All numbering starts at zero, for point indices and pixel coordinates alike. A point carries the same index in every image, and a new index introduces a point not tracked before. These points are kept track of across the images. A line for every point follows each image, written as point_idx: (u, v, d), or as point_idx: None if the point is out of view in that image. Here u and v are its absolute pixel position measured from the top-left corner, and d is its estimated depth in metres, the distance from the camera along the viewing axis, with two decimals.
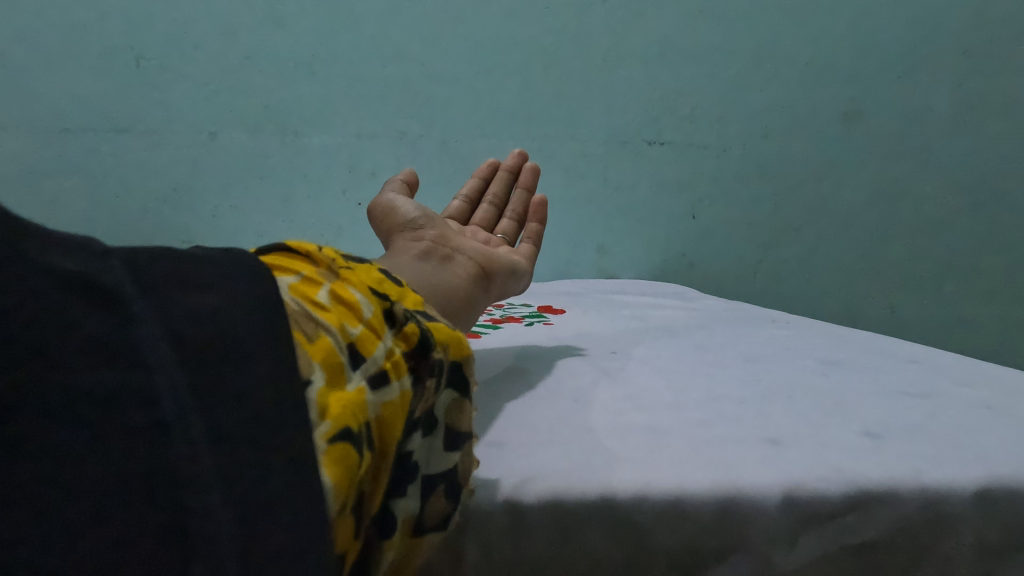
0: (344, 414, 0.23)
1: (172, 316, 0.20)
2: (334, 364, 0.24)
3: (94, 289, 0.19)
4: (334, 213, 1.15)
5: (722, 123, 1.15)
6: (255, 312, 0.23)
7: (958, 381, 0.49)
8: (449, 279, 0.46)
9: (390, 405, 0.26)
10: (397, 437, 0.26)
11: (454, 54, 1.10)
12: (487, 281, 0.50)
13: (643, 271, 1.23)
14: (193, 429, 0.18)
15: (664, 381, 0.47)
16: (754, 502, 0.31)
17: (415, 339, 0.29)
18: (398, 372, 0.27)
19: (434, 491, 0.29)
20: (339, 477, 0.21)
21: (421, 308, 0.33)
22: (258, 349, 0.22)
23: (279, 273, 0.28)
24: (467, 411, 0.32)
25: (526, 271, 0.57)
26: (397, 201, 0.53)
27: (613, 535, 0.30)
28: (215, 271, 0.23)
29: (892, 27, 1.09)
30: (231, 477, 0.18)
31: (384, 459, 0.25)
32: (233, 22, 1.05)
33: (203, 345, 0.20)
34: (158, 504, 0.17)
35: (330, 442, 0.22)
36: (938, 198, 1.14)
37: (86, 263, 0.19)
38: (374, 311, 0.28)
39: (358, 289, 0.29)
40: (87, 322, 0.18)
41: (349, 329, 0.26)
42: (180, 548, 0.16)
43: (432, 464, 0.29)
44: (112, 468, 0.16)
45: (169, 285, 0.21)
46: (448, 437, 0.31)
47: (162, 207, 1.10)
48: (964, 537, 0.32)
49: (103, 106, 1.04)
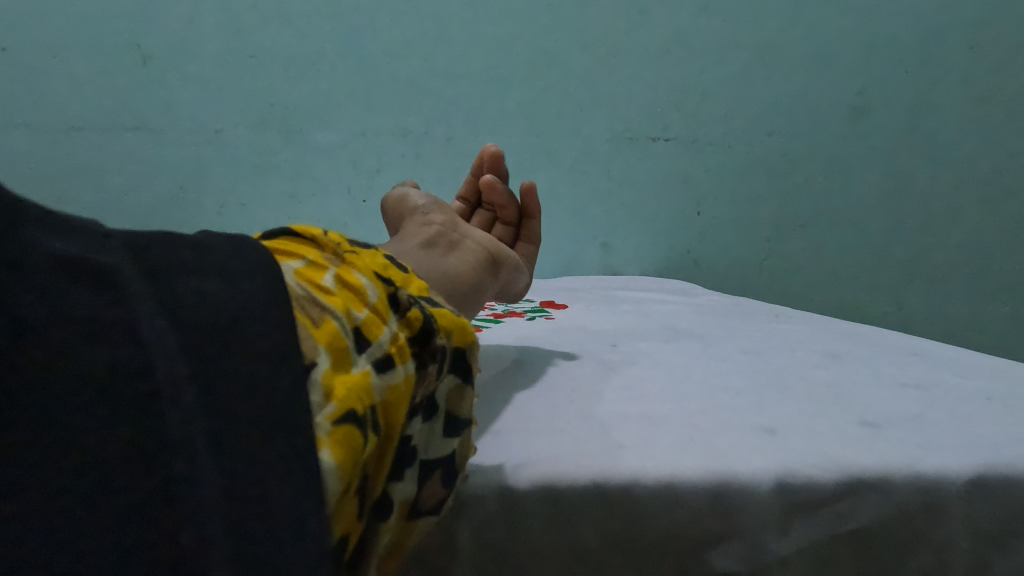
0: (350, 396, 0.23)
1: (169, 297, 0.20)
2: (339, 348, 0.25)
3: (92, 272, 0.19)
4: (339, 211, 1.16)
5: (728, 120, 1.14)
6: (256, 291, 0.23)
7: (959, 372, 0.49)
8: (458, 263, 0.46)
9: (396, 389, 0.26)
10: (402, 421, 0.26)
11: (459, 52, 1.10)
12: (494, 268, 0.50)
13: (646, 268, 1.22)
14: (186, 400, 0.18)
15: (664, 372, 0.47)
16: (747, 488, 0.31)
17: (418, 324, 0.29)
18: (403, 357, 0.27)
19: (432, 475, 0.29)
20: (342, 458, 0.21)
21: (426, 293, 0.33)
22: (256, 330, 0.22)
23: (283, 258, 0.28)
24: (468, 398, 0.32)
25: (526, 268, 0.57)
26: (410, 193, 0.54)
27: (606, 520, 0.31)
28: (218, 253, 0.23)
29: (899, 23, 1.09)
30: (220, 451, 0.18)
31: (387, 442, 0.26)
32: (238, 20, 1.05)
33: (198, 327, 0.20)
34: (145, 476, 0.17)
35: (334, 424, 0.22)
36: (946, 192, 1.13)
37: (89, 248, 0.20)
38: (379, 297, 0.29)
39: (363, 274, 0.29)
40: (79, 305, 0.18)
41: (354, 313, 0.27)
42: (165, 518, 0.17)
43: (431, 450, 0.30)
44: (98, 440, 0.17)
45: (170, 267, 0.21)
46: (448, 422, 0.31)
47: (169, 205, 1.11)
48: (957, 525, 0.32)
49: (111, 104, 1.06)
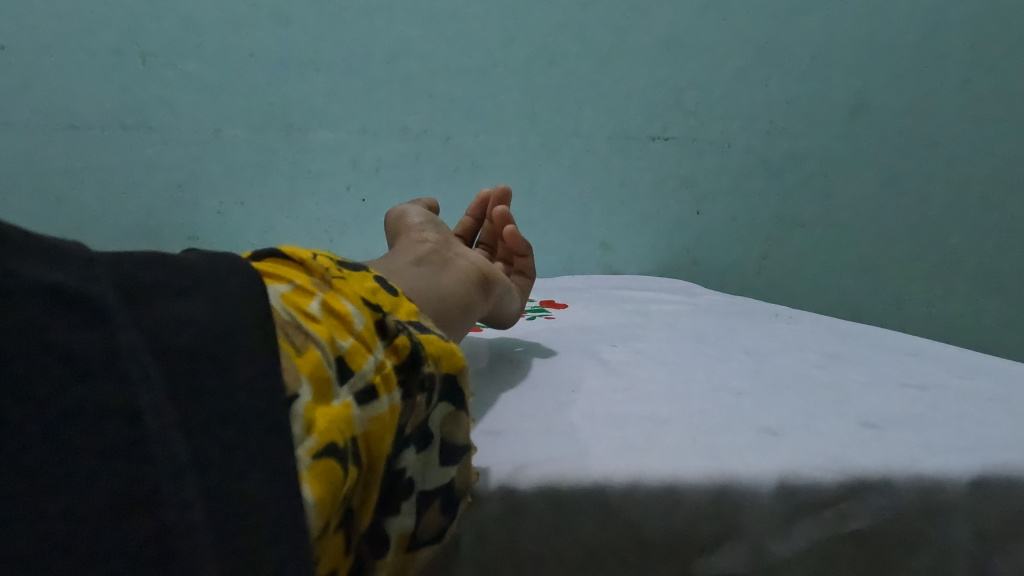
0: (330, 429, 0.23)
1: (154, 327, 0.20)
2: (321, 378, 0.25)
3: (81, 304, 0.19)
4: (338, 211, 1.15)
5: (728, 119, 1.14)
6: (242, 321, 0.23)
7: (958, 372, 0.49)
8: (450, 280, 0.46)
9: (379, 419, 0.26)
10: (386, 451, 0.26)
11: (458, 50, 1.10)
12: (486, 288, 0.50)
13: (645, 267, 1.22)
14: (172, 435, 0.19)
15: (663, 372, 0.47)
16: (748, 490, 0.31)
17: (405, 351, 0.29)
18: (388, 386, 0.27)
19: (430, 506, 0.29)
20: (321, 492, 0.22)
21: (415, 317, 0.33)
22: (240, 359, 0.22)
23: (272, 281, 0.28)
24: (464, 424, 0.32)
25: (518, 294, 0.58)
26: (408, 212, 0.55)
27: (606, 522, 0.31)
28: (201, 280, 0.23)
29: (899, 22, 1.09)
30: (208, 483, 0.19)
31: (371, 474, 0.26)
32: (237, 18, 1.05)
33: (181, 357, 0.20)
34: (137, 511, 0.17)
35: (314, 457, 0.22)
36: (945, 190, 1.13)
37: (72, 274, 0.19)
38: (365, 324, 0.29)
39: (350, 300, 0.29)
40: (73, 341, 0.18)
41: (339, 342, 0.27)
42: (158, 553, 0.17)
43: (428, 480, 0.29)
44: (91, 478, 0.17)
45: (154, 297, 0.21)
46: (444, 452, 0.30)
47: (168, 204, 1.11)
48: (959, 525, 0.32)
49: (110, 103, 1.05)
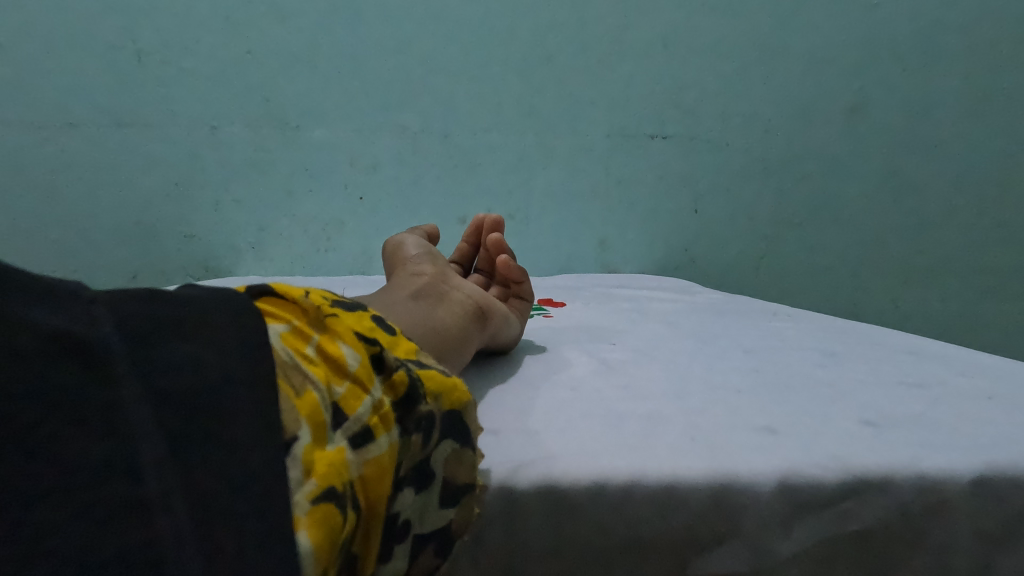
0: (330, 472, 0.23)
1: (153, 366, 0.20)
2: (318, 421, 0.24)
3: (79, 348, 0.19)
4: (335, 208, 1.14)
5: (726, 117, 1.14)
6: (237, 364, 0.23)
7: (958, 370, 0.49)
8: (444, 315, 0.44)
9: (377, 462, 0.25)
10: (386, 494, 0.25)
11: (456, 47, 1.09)
12: (483, 321, 0.48)
13: (643, 266, 1.22)
14: (168, 473, 0.18)
15: (662, 371, 0.47)
16: (749, 488, 0.31)
17: (403, 388, 0.28)
18: (386, 425, 0.26)
19: (424, 550, 0.27)
20: (320, 540, 0.21)
21: (413, 355, 0.31)
22: (233, 406, 0.21)
23: (269, 319, 0.27)
24: (468, 461, 0.30)
25: (517, 319, 0.53)
26: (406, 242, 0.55)
27: (604, 521, 0.30)
28: (199, 316, 0.23)
29: (897, 20, 1.09)
30: (205, 519, 0.18)
31: (371, 520, 0.24)
32: (235, 15, 1.05)
33: (178, 395, 0.20)
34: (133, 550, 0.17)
35: (313, 502, 0.21)
36: (943, 189, 1.14)
37: (73, 322, 0.20)
38: (361, 362, 0.27)
39: (348, 339, 0.28)
40: (72, 386, 0.18)
41: (334, 386, 0.26)
42: None
43: (424, 523, 0.28)
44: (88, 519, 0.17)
45: (152, 337, 0.21)
46: (445, 492, 0.29)
47: (163, 200, 1.10)
48: (961, 524, 0.31)
49: (105, 98, 1.05)
